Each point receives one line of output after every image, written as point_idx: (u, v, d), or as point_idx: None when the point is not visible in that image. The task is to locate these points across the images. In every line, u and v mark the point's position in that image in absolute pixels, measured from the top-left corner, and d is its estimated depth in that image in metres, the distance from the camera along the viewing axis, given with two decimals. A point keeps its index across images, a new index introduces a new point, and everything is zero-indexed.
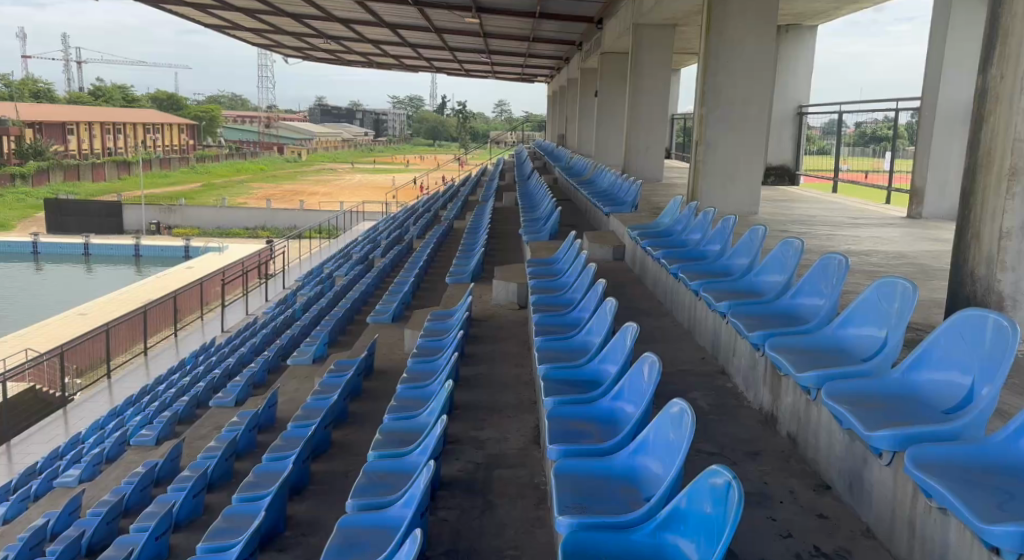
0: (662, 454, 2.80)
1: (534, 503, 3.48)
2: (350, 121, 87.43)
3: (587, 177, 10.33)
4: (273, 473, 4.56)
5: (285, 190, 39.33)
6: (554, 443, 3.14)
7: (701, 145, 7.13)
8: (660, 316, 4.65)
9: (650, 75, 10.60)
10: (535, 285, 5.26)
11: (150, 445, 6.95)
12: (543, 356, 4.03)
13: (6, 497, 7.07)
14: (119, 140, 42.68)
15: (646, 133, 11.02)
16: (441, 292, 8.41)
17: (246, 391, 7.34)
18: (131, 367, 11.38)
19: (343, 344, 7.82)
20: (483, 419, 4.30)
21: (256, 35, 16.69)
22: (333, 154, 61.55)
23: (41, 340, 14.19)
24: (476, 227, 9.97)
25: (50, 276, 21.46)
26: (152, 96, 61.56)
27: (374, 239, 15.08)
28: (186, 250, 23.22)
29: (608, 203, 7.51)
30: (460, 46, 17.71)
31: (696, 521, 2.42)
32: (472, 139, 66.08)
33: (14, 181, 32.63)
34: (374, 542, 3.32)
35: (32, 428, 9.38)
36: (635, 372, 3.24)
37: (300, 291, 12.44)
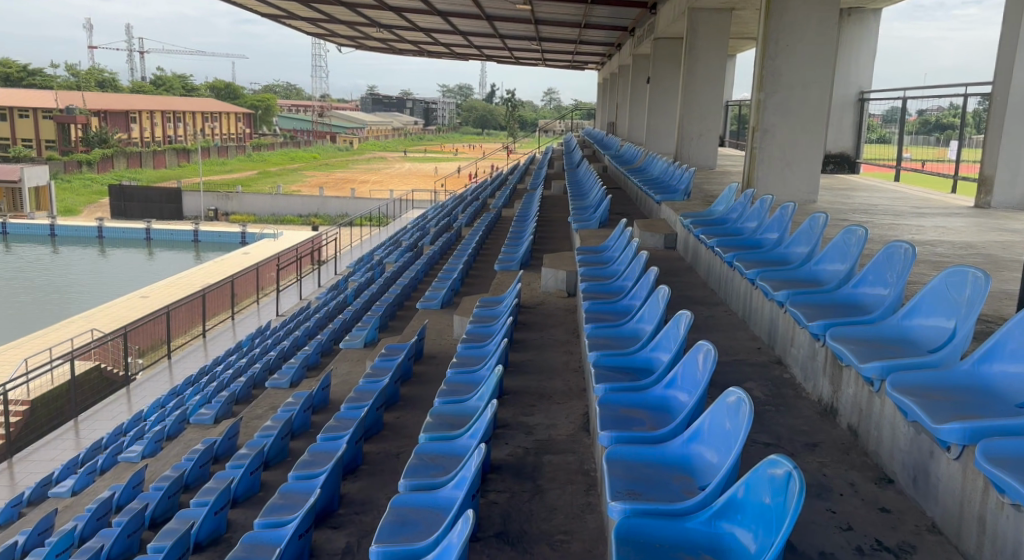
0: (717, 444, 2.78)
1: (583, 489, 3.48)
2: (400, 109, 87.96)
3: (638, 164, 10.25)
4: (327, 452, 4.63)
5: (337, 178, 39.82)
6: (606, 429, 3.13)
7: (757, 131, 7.01)
8: (713, 305, 4.59)
9: (705, 59, 10.47)
10: (585, 272, 5.23)
11: (208, 424, 7.11)
12: (593, 343, 4.01)
13: (74, 471, 7.32)
14: (179, 128, 43.65)
15: (700, 120, 10.88)
16: (489, 279, 8.43)
17: (300, 373, 7.48)
18: (191, 349, 11.65)
19: (394, 329, 7.90)
20: (533, 404, 4.31)
21: (311, 24, 16.88)
22: (384, 143, 62.07)
23: (106, 321, 14.61)
24: (524, 214, 9.96)
25: (114, 259, 22.07)
26: (210, 84, 62.80)
27: (423, 226, 15.20)
28: (242, 236, 23.66)
29: (660, 191, 7.43)
30: (511, 33, 17.69)
31: (753, 511, 2.40)
32: (521, 128, 65.98)
33: (81, 167, 33.58)
34: (425, 522, 3.35)
35: (98, 405, 9.67)
36: (690, 360, 3.22)
37: (352, 277, 12.58)
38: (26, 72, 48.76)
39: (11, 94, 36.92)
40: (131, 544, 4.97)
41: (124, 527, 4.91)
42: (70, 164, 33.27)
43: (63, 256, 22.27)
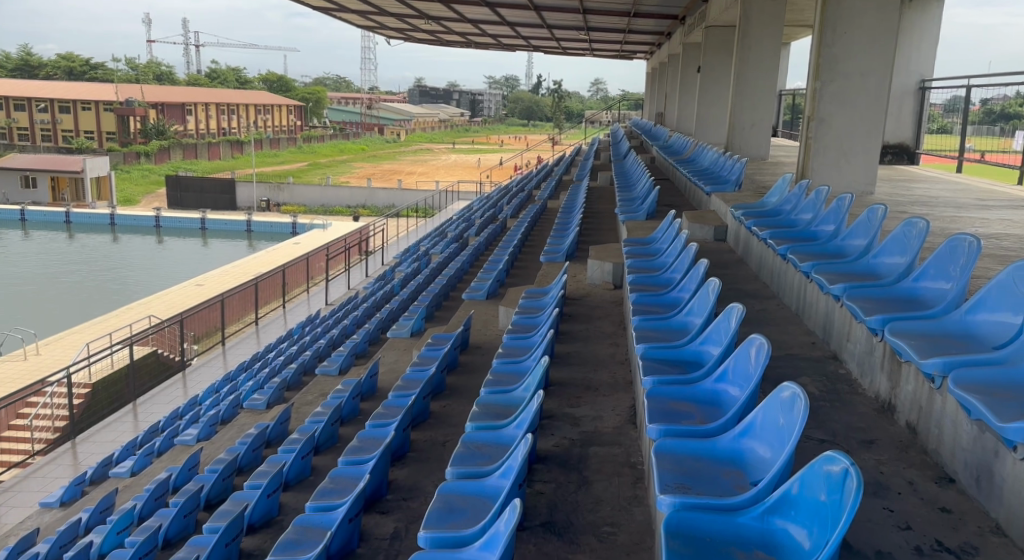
0: (771, 439, 2.74)
1: (630, 481, 3.45)
2: (447, 101, 88.20)
3: (687, 155, 10.13)
4: (375, 439, 4.67)
5: (385, 170, 40.12)
6: (654, 421, 3.09)
7: (813, 120, 6.88)
8: (766, 299, 4.52)
9: (759, 47, 10.33)
10: (632, 264, 5.19)
11: (261, 409, 7.24)
12: (641, 335, 3.97)
13: (132, 452, 7.52)
14: (233, 120, 44.47)
15: (752, 110, 10.68)
16: (535, 270, 8.42)
17: (349, 361, 7.58)
18: (244, 336, 11.89)
19: (440, 319, 7.95)
20: (580, 396, 4.30)
21: (362, 16, 17.03)
22: (431, 135, 62.41)
23: (164, 307, 14.98)
24: (570, 205, 9.92)
25: (171, 248, 22.57)
26: (262, 77, 63.94)
27: (468, 218, 15.23)
28: (293, 226, 24.01)
29: (711, 182, 7.33)
30: (559, 24, 17.64)
31: (808, 507, 2.37)
32: (567, 119, 65.80)
33: (139, 159, 34.39)
34: (472, 509, 3.36)
35: (155, 389, 9.93)
36: (742, 353, 3.18)
37: (398, 268, 12.68)
38: (88, 65, 50.14)
39: (74, 87, 37.99)
40: (188, 524, 5.10)
41: (181, 507, 5.04)
42: (129, 156, 34.12)
43: (122, 244, 22.86)
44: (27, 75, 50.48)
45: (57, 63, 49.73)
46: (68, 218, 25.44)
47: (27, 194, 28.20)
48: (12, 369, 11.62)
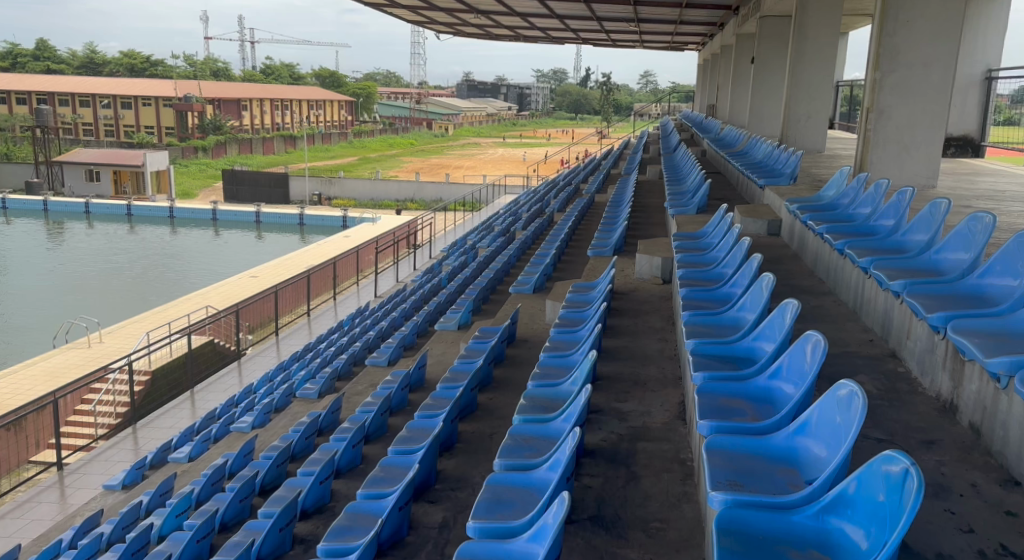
0: (827, 438, 2.69)
1: (680, 478, 3.42)
2: (496, 95, 88.20)
3: (739, 148, 9.99)
4: (423, 430, 4.70)
5: (433, 164, 40.36)
6: (705, 417, 3.05)
7: (873, 112, 6.73)
8: (821, 295, 4.43)
9: (818, 38, 10.18)
10: (682, 258, 5.13)
11: (313, 398, 7.36)
12: (692, 330, 3.92)
13: (191, 438, 7.71)
14: (287, 115, 45.30)
15: (808, 100, 10.47)
16: (582, 264, 8.39)
17: (398, 352, 7.65)
18: (297, 326, 12.08)
19: (487, 312, 7.97)
20: (628, 391, 4.27)
21: (412, 11, 17.15)
22: (478, 129, 62.61)
23: (220, 298, 15.28)
24: (619, 199, 9.84)
25: (227, 241, 23.04)
26: (315, 73, 64.87)
27: (516, 211, 15.21)
28: (344, 219, 24.32)
29: (765, 174, 7.21)
30: (608, 16, 17.54)
31: (865, 507, 2.33)
32: (615, 113, 65.41)
33: (197, 153, 35.15)
34: (521, 501, 3.36)
35: (212, 377, 10.16)
36: (796, 350, 3.13)
37: (445, 261, 12.73)
38: (148, 62, 51.49)
39: (134, 83, 38.98)
40: (243, 509, 5.21)
41: (237, 492, 5.16)
42: (187, 151, 34.89)
43: (181, 237, 23.41)
44: (91, 72, 52.07)
45: (119, 60, 51.20)
46: (129, 211, 26.13)
47: (91, 187, 29.05)
48: (77, 356, 11.99)
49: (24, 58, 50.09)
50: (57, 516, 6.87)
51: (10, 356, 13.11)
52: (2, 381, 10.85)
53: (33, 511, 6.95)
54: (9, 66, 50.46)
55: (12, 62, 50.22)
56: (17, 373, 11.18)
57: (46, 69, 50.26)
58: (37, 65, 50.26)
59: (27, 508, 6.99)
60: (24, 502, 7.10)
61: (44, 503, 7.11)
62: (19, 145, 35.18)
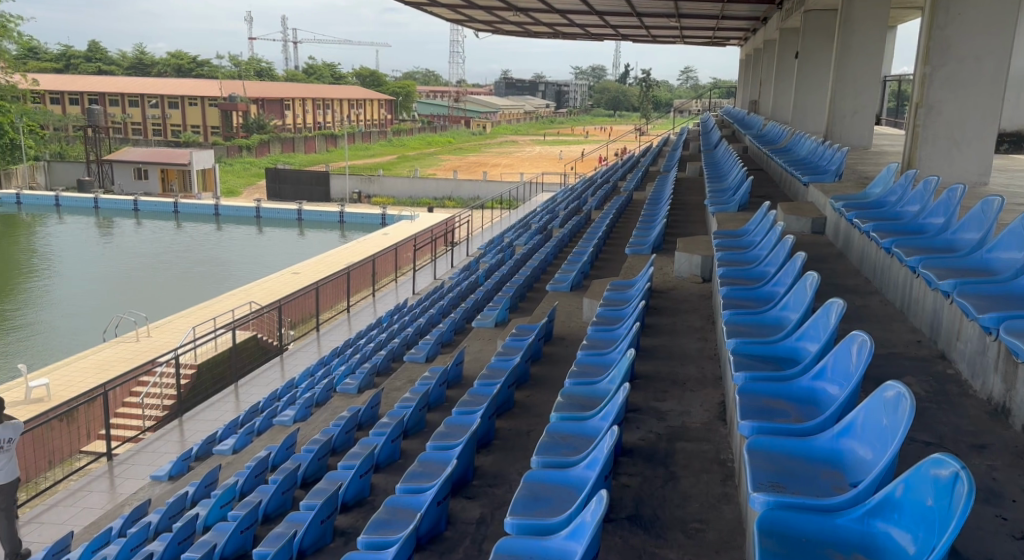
0: (872, 440, 2.64)
1: (720, 479, 3.38)
2: (534, 94, 88.08)
3: (783, 145, 9.84)
4: (461, 426, 4.70)
5: (471, 162, 40.45)
6: (746, 417, 3.00)
7: (922, 107, 6.60)
8: (867, 294, 4.35)
9: (865, 32, 10.00)
10: (723, 256, 5.07)
11: (353, 393, 7.43)
12: (732, 328, 3.87)
13: (234, 430, 7.82)
14: (328, 114, 45.87)
15: (854, 96, 10.29)
16: (620, 262, 8.34)
17: (436, 349, 7.68)
18: (337, 322, 12.21)
19: (525, 310, 7.96)
20: (667, 390, 4.23)
21: (452, 10, 17.21)
22: (517, 127, 62.63)
23: (262, 294, 15.49)
24: (658, 197, 9.76)
25: (269, 238, 23.32)
26: (356, 72, 65.50)
27: (552, 209, 15.20)
28: (383, 217, 24.50)
29: (809, 171, 7.11)
30: (648, 12, 17.41)
31: (913, 511, 2.28)
32: (654, 109, 64.92)
33: (241, 152, 35.66)
34: (559, 499, 3.34)
35: (255, 371, 10.31)
36: (842, 350, 3.07)
37: (483, 259, 12.74)
38: (195, 62, 52.50)
39: (181, 83, 39.73)
40: (285, 501, 5.27)
41: (280, 484, 5.22)
42: (232, 149, 35.38)
43: (226, 234, 23.77)
44: (141, 73, 53.33)
45: (167, 61, 52.37)
46: (176, 208, 26.63)
47: (139, 185, 29.65)
48: (124, 350, 12.23)
49: (77, 61, 51.52)
50: (107, 505, 7.02)
51: (63, 349, 13.45)
52: (55, 373, 11.16)
53: (84, 500, 7.12)
54: (62, 68, 51.98)
55: (66, 64, 51.64)
56: (69, 365, 11.48)
57: (98, 70, 51.60)
58: (89, 67, 51.67)
59: (78, 497, 7.16)
60: (75, 491, 7.27)
61: (94, 492, 7.28)
62: (71, 145, 36.14)
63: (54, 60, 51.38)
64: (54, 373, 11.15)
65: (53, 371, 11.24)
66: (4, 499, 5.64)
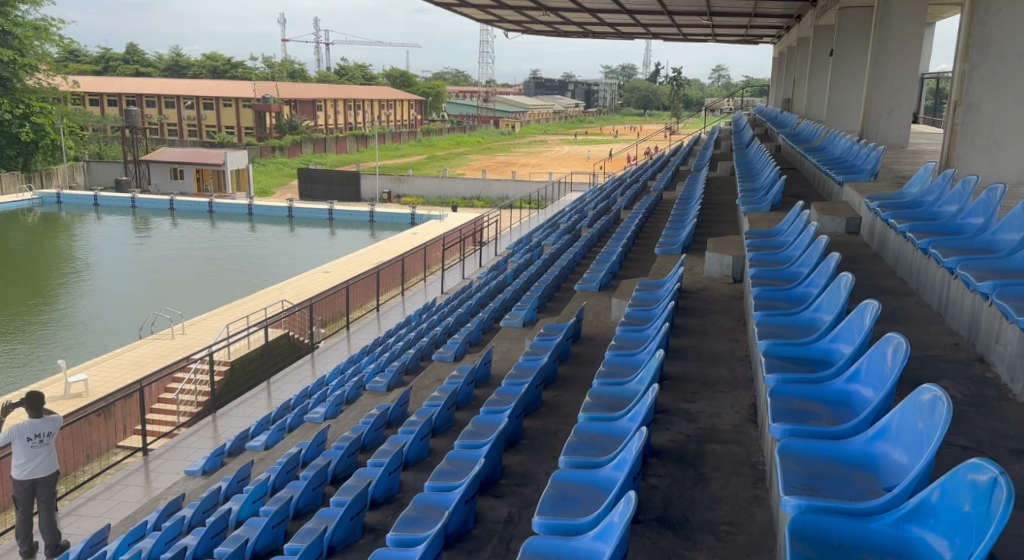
0: (907, 444, 2.60)
1: (751, 481, 3.34)
2: (563, 93, 87.97)
3: (816, 144, 9.72)
4: (489, 425, 4.70)
5: (500, 162, 40.44)
6: (778, 420, 2.96)
7: (961, 105, 6.49)
8: (904, 296, 4.27)
9: (902, 30, 9.85)
10: (755, 257, 5.02)
11: (382, 391, 7.47)
12: (764, 330, 3.82)
13: (266, 427, 7.90)
14: (359, 115, 46.19)
15: (890, 94, 10.11)
16: (649, 262, 8.27)
17: (464, 347, 7.68)
18: (367, 321, 12.27)
19: (552, 310, 7.94)
20: (697, 391, 4.19)
21: (483, 10, 17.26)
22: (546, 126, 62.59)
23: (295, 293, 15.63)
24: (688, 196, 9.68)
25: (301, 237, 23.50)
26: (386, 73, 65.92)
27: (581, 209, 15.14)
28: (412, 217, 24.61)
29: (844, 171, 7.00)
30: (679, 10, 17.32)
31: (949, 517, 2.23)
32: (685, 108, 64.48)
33: (274, 152, 35.99)
34: (587, 499, 3.32)
35: (287, 369, 10.40)
36: (876, 352, 3.03)
37: (510, 258, 12.72)
38: (229, 64, 53.18)
39: (216, 85, 40.26)
40: (315, 497, 5.30)
41: (310, 481, 5.25)
42: (265, 150, 35.74)
43: (259, 233, 23.97)
44: (177, 75, 54.10)
45: (202, 63, 53.09)
46: (210, 208, 26.96)
47: (175, 185, 30.02)
48: (160, 347, 12.40)
49: (115, 63, 52.52)
50: (143, 498, 7.12)
51: (101, 345, 13.69)
52: (92, 369, 11.35)
53: (120, 493, 7.23)
54: (101, 70, 53.00)
55: (105, 66, 52.65)
56: (106, 362, 11.67)
57: (135, 73, 52.52)
58: (127, 69, 52.59)
59: (114, 491, 7.27)
60: (112, 484, 7.39)
61: (131, 485, 7.38)
62: (110, 145, 36.81)
63: (93, 63, 52.43)
64: (92, 369, 11.35)
65: (91, 367, 11.45)
66: (43, 492, 5.75)
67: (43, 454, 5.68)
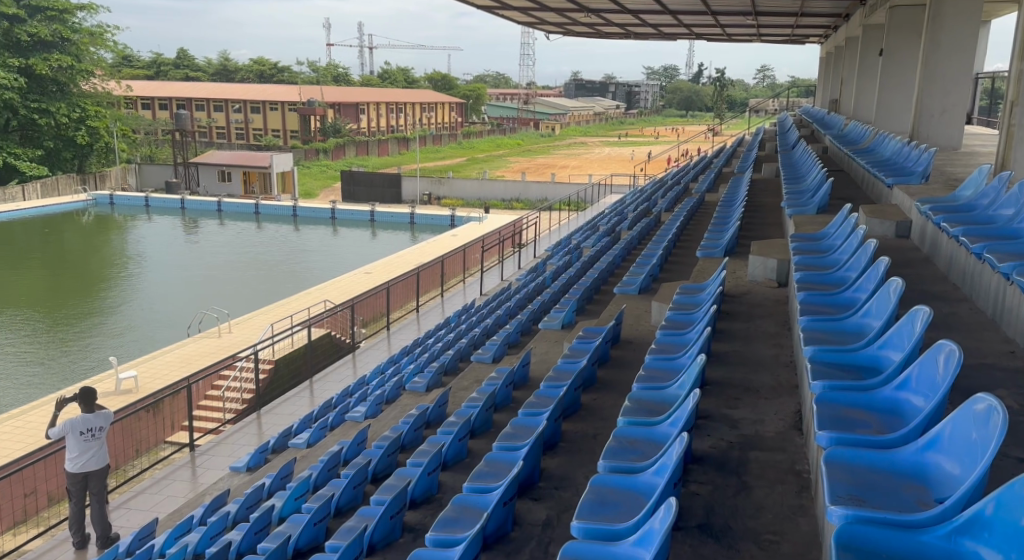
0: (960, 455, 2.51)
1: (795, 490, 3.27)
2: (604, 94, 87.61)
3: (864, 146, 9.53)
4: (527, 427, 4.67)
5: (539, 164, 40.40)
6: (825, 427, 2.88)
7: (1017, 106, 6.31)
8: (957, 302, 4.16)
9: (956, 30, 9.62)
10: (801, 260, 4.92)
11: (422, 391, 7.49)
12: (811, 336, 3.73)
13: (308, 425, 7.97)
14: (401, 118, 46.60)
15: (943, 94, 9.88)
16: (691, 265, 8.18)
17: (503, 349, 7.68)
18: (407, 322, 12.35)
19: (592, 312, 7.90)
20: (740, 397, 4.13)
21: (525, 13, 17.31)
22: (586, 128, 62.43)
23: (337, 293, 15.79)
24: (732, 198, 9.54)
25: (344, 238, 23.73)
26: (429, 76, 66.41)
27: (621, 211, 15.03)
28: (452, 218, 24.70)
29: (894, 172, 6.85)
30: (723, 10, 17.17)
31: (1006, 530, 2.16)
32: (728, 109, 63.72)
33: (318, 155, 36.36)
34: (626, 505, 3.28)
35: (329, 368, 10.49)
36: (927, 360, 2.94)
37: (549, 260, 12.69)
38: (276, 68, 54.12)
39: (262, 90, 40.93)
40: (356, 495, 5.33)
41: (351, 479, 5.27)
42: (309, 152, 36.20)
43: (302, 235, 24.27)
44: (225, 79, 55.13)
45: (250, 67, 54.05)
46: (257, 209, 27.40)
47: (223, 187, 30.48)
48: (207, 345, 12.60)
49: (166, 68, 53.78)
50: (189, 493, 7.23)
51: (151, 342, 13.97)
52: (142, 366, 11.58)
53: (168, 488, 7.34)
54: (153, 75, 54.30)
55: (156, 71, 53.92)
56: (155, 359, 11.88)
57: (185, 77, 53.66)
58: (177, 74, 53.80)
59: (162, 485, 7.39)
60: (160, 479, 7.51)
61: (177, 480, 7.50)
62: (160, 148, 37.60)
63: (146, 68, 53.76)
64: (142, 366, 11.57)
65: (141, 363, 11.67)
66: (94, 484, 5.85)
67: (94, 448, 5.79)
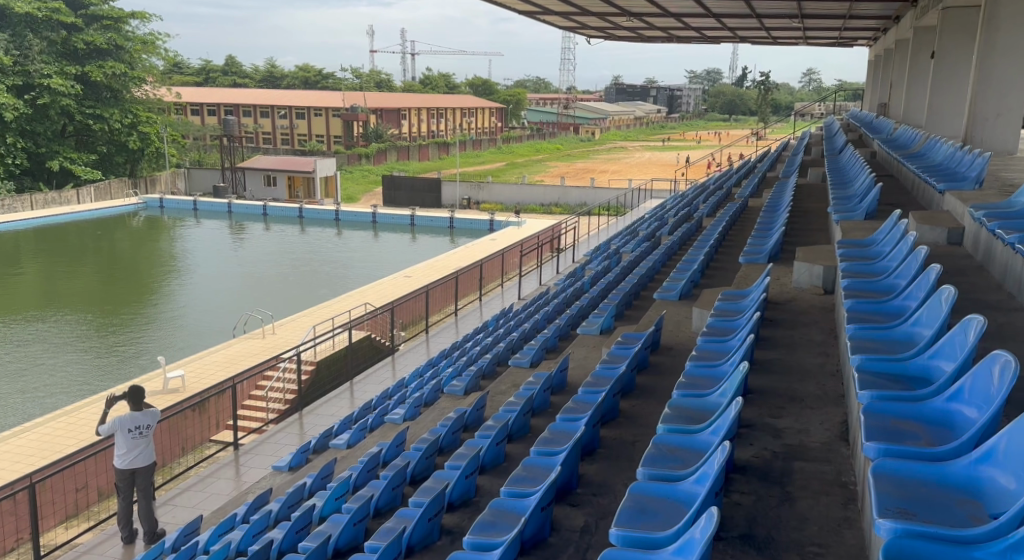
0: (1017, 469, 2.44)
1: (841, 502, 3.20)
2: (645, 99, 87.22)
3: (914, 150, 9.33)
4: (565, 432, 4.62)
5: (578, 168, 40.29)
6: (873, 437, 2.81)
7: None
8: (1011, 312, 4.03)
9: (1012, 31, 9.39)
10: (848, 267, 4.81)
11: (459, 394, 7.50)
12: (858, 344, 3.63)
13: (348, 425, 8.03)
14: (442, 123, 46.95)
15: (999, 97, 9.63)
16: (732, 271, 8.09)
17: (540, 354, 7.65)
18: (445, 325, 12.39)
19: (631, 317, 7.84)
20: (784, 406, 4.05)
21: (567, 17, 17.29)
22: (625, 133, 62.19)
23: (378, 296, 15.93)
24: (776, 204, 9.41)
25: (384, 242, 23.93)
26: (470, 82, 66.79)
27: (661, 216, 14.91)
28: (491, 223, 24.75)
29: (944, 177, 6.70)
30: (768, 13, 16.97)
31: None
32: (772, 113, 62.92)
33: (361, 160, 36.62)
34: (667, 513, 3.22)
35: (368, 370, 10.56)
36: (981, 371, 2.85)
37: (588, 265, 12.63)
38: (321, 75, 54.94)
39: (306, 96, 41.51)
40: (395, 497, 5.34)
41: (390, 481, 5.28)
42: (352, 157, 36.50)
43: (344, 238, 24.54)
44: (271, 85, 56.07)
45: (295, 73, 54.94)
46: (300, 213, 27.77)
47: (268, 192, 30.89)
48: (251, 345, 12.79)
49: (215, 75, 54.94)
50: (232, 492, 7.32)
51: (198, 342, 14.20)
52: (190, 365, 11.79)
53: (212, 486, 7.44)
54: (203, 81, 55.50)
55: (206, 77, 55.07)
56: (202, 359, 12.08)
57: (233, 83, 54.73)
58: (226, 80, 54.97)
59: (207, 483, 7.50)
60: (205, 477, 7.63)
61: (221, 479, 7.60)
62: (208, 153, 38.31)
63: (196, 74, 55.01)
64: (190, 366, 11.77)
65: (188, 363, 11.87)
66: (143, 481, 5.95)
67: (142, 445, 5.88)
